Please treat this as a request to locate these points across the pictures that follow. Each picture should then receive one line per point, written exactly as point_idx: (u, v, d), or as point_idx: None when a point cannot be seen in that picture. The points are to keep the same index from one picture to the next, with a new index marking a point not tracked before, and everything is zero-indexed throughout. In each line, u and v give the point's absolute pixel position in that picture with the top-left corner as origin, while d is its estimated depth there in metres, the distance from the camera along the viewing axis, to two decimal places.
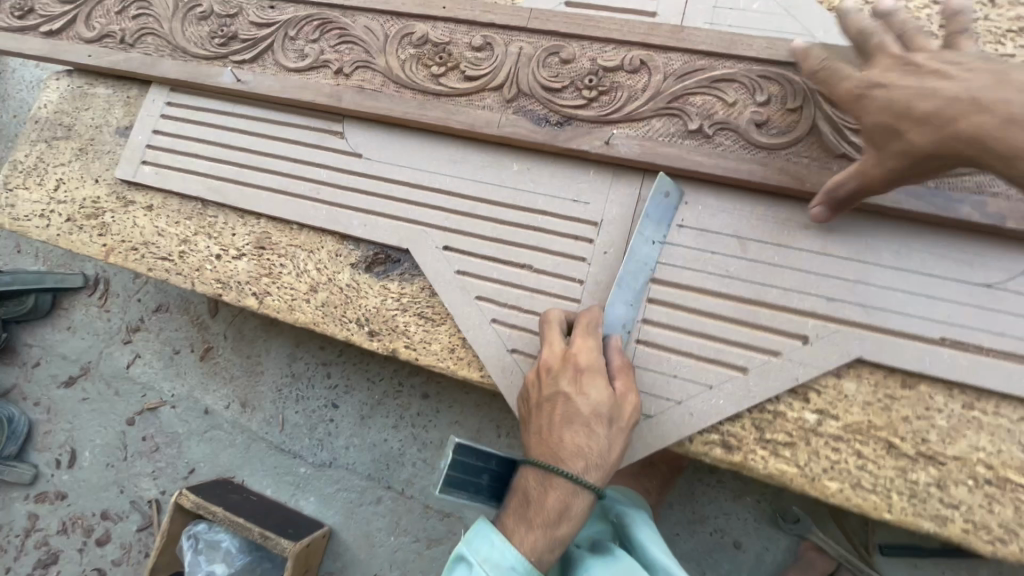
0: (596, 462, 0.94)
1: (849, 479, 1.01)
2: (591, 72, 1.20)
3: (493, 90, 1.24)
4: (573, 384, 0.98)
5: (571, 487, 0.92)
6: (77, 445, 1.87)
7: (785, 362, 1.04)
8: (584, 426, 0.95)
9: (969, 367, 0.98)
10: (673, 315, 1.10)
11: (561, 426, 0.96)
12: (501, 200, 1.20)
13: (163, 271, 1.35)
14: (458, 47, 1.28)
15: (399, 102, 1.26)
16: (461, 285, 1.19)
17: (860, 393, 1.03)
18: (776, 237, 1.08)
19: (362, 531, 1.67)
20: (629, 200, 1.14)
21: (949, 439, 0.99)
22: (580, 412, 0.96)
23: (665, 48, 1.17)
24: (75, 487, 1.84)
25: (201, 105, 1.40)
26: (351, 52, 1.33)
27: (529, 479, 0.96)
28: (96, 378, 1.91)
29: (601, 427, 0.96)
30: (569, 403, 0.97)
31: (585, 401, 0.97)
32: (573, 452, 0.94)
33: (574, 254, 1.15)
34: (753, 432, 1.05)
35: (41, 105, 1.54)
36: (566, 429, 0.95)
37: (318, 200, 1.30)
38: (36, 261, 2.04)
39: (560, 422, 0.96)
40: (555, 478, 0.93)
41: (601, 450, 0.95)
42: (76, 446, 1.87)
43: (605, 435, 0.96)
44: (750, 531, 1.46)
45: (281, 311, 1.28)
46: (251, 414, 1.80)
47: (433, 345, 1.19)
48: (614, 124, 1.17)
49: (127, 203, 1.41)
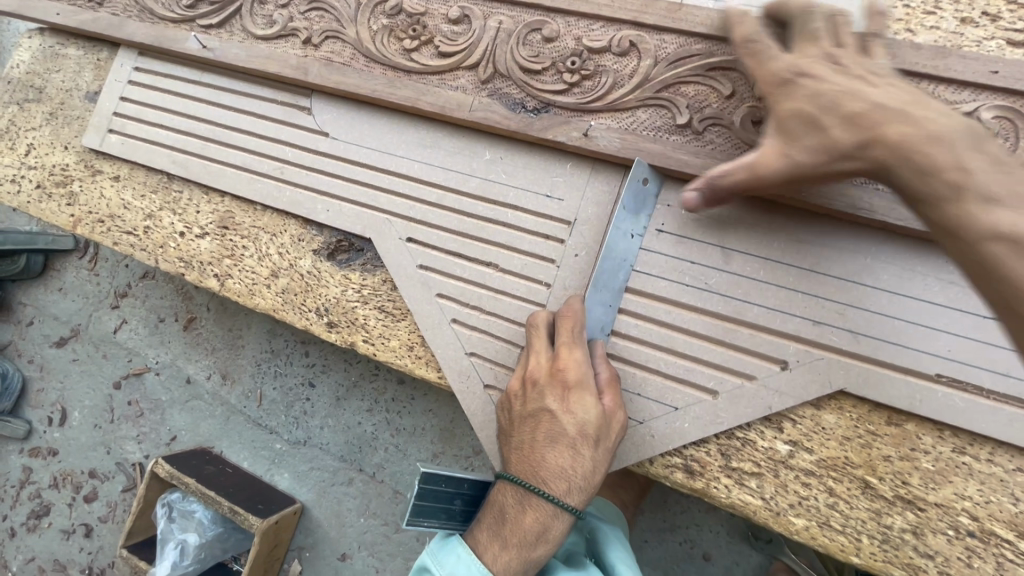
0: (580, 485, 0.88)
1: (817, 516, 0.93)
2: (575, 54, 1.09)
3: (467, 69, 1.15)
4: (560, 402, 0.91)
5: (553, 509, 0.87)
6: (67, 404, 1.88)
7: (760, 389, 0.96)
8: (568, 447, 0.88)
9: (963, 409, 0.89)
10: (642, 328, 1.01)
11: (544, 446, 0.90)
12: (469, 190, 1.12)
13: (128, 246, 1.30)
14: (434, 19, 1.18)
15: (367, 77, 1.18)
16: (422, 281, 1.13)
17: (839, 426, 0.95)
18: (763, 250, 0.98)
19: (333, 511, 1.64)
20: (606, 199, 1.05)
21: (933, 484, 0.91)
22: (565, 431, 0.89)
23: (659, 27, 1.04)
24: (65, 444, 1.86)
25: (168, 72, 1.34)
26: (321, 20, 1.25)
27: (507, 495, 0.91)
28: (86, 340, 1.90)
29: (587, 448, 0.89)
30: (554, 422, 0.90)
31: (571, 420, 0.89)
32: (555, 474, 0.88)
33: (543, 254, 1.07)
34: (718, 459, 0.98)
35: (14, 65, 1.49)
36: (549, 449, 0.89)
37: (283, 181, 1.23)
38: (30, 219, 2.01)
39: (543, 441, 0.90)
40: (535, 500, 0.88)
41: (586, 473, 0.89)
42: (67, 406, 1.88)
43: (591, 456, 0.89)
44: (721, 545, 1.40)
45: (242, 295, 1.23)
46: (230, 386, 1.78)
47: (391, 341, 1.13)
48: (593, 113, 1.07)
49: (95, 172, 1.37)
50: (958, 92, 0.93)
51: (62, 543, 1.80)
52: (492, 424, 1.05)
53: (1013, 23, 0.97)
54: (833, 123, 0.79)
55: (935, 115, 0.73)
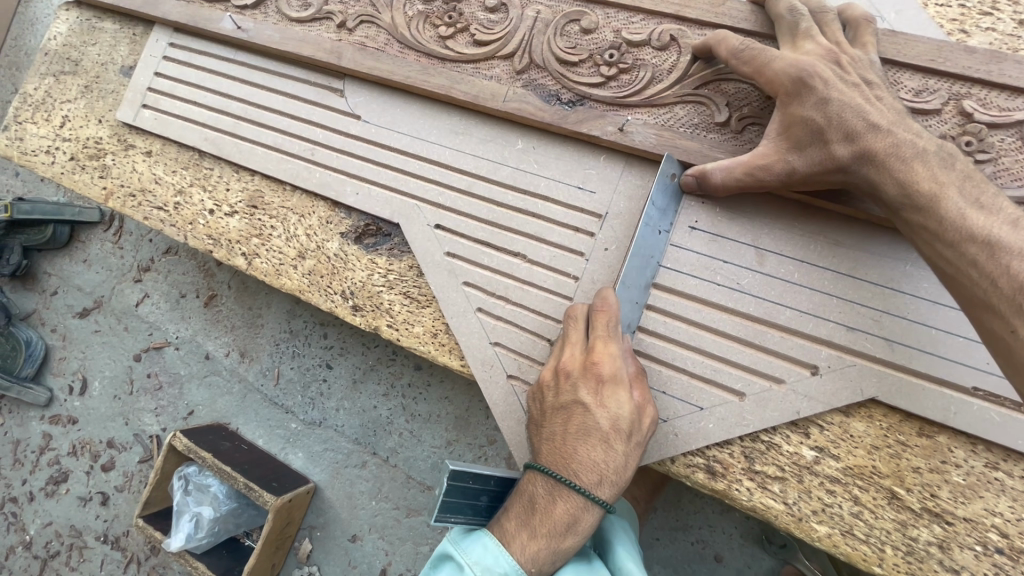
0: (610, 478, 0.88)
1: (840, 525, 0.92)
2: (614, 46, 1.07)
3: (502, 60, 1.14)
4: (594, 395, 0.90)
5: (583, 501, 0.87)
6: (89, 374, 1.91)
7: (788, 393, 0.95)
8: (601, 442, 0.88)
9: (1000, 424, 0.87)
10: (669, 325, 1.00)
11: (576, 440, 0.89)
12: (501, 178, 1.11)
13: (157, 220, 1.32)
14: (470, 7, 1.17)
15: (401, 63, 1.18)
16: (450, 268, 1.12)
17: (868, 435, 0.93)
18: (799, 252, 0.96)
19: (344, 493, 1.66)
20: (639, 194, 1.03)
21: (962, 499, 0.89)
22: (598, 426, 0.89)
23: (700, 23, 1.03)
24: (84, 414, 1.90)
25: (202, 49, 1.35)
26: (356, 5, 1.25)
27: (537, 485, 0.90)
28: (108, 312, 1.93)
29: (620, 443, 0.88)
30: (586, 416, 0.89)
31: (605, 415, 0.89)
32: (586, 467, 0.88)
33: (571, 247, 1.06)
34: (742, 461, 0.97)
35: (51, 37, 1.51)
36: (581, 443, 0.89)
37: (314, 162, 1.23)
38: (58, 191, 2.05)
39: (575, 434, 0.90)
40: (566, 491, 0.87)
41: (618, 467, 0.88)
42: (88, 375, 1.91)
43: (622, 451, 0.89)
44: (733, 547, 1.39)
45: (268, 275, 1.24)
46: (249, 363, 1.80)
47: (416, 327, 1.13)
48: (630, 108, 1.05)
49: (127, 147, 1.38)
50: (1013, 98, 0.90)
51: (78, 510, 1.84)
52: (514, 415, 1.05)
53: None
54: (842, 142, 0.83)
55: (947, 152, 0.81)
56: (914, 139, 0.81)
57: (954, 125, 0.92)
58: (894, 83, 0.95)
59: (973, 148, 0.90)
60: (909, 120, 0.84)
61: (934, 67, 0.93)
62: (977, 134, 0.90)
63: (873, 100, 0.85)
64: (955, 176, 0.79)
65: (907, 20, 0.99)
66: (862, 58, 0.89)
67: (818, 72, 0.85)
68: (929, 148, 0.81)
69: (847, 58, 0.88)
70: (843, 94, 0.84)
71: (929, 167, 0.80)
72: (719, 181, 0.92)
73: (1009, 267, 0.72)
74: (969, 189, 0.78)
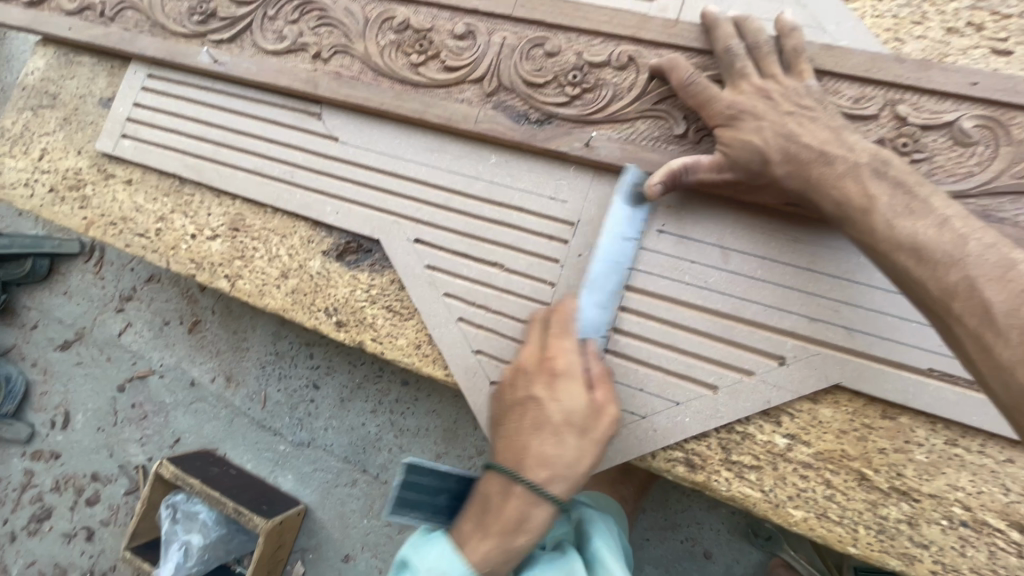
0: (562, 474, 0.89)
1: (815, 508, 0.96)
2: (576, 68, 1.13)
3: (473, 82, 1.19)
4: (547, 389, 0.93)
5: (532, 497, 0.88)
6: (71, 407, 1.89)
7: (758, 383, 0.99)
8: (553, 434, 0.90)
9: (956, 402, 0.92)
10: (643, 325, 1.05)
11: (530, 434, 0.91)
12: (474, 193, 1.15)
13: (140, 247, 1.34)
14: (440, 35, 1.22)
15: (375, 91, 1.22)
16: (430, 281, 1.16)
17: (835, 420, 0.98)
18: (760, 249, 1.01)
19: (336, 513, 1.65)
20: (608, 201, 1.09)
21: (926, 476, 0.94)
22: (552, 419, 0.91)
23: (656, 43, 1.10)
24: (68, 447, 1.86)
25: (180, 80, 1.38)
26: (330, 36, 1.28)
27: (492, 485, 0.91)
28: (90, 343, 1.92)
29: (571, 436, 0.90)
30: (540, 410, 0.92)
31: (558, 408, 0.91)
32: (539, 461, 0.89)
33: (547, 255, 1.10)
34: (719, 453, 1.00)
35: (29, 73, 1.53)
36: (535, 437, 0.91)
37: (293, 183, 1.27)
38: (35, 225, 2.04)
39: (530, 428, 0.92)
40: (518, 489, 0.88)
41: (570, 462, 0.90)
42: (70, 408, 1.89)
43: (574, 445, 0.91)
44: (721, 542, 1.42)
45: (252, 296, 1.26)
46: (235, 388, 1.80)
47: (399, 339, 1.16)
48: (594, 124, 1.11)
49: (108, 176, 1.40)
50: (942, 101, 0.98)
51: (63, 547, 1.80)
52: None
53: (996, 33, 1.03)
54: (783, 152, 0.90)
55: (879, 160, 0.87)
56: (847, 152, 0.89)
57: (891, 129, 0.99)
58: (834, 92, 1.02)
59: (908, 149, 0.98)
60: (844, 135, 0.91)
61: (870, 76, 1.00)
62: (912, 135, 0.98)
63: (808, 122, 0.93)
64: (887, 184, 0.85)
65: (846, 32, 1.06)
66: (798, 88, 0.97)
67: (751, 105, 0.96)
68: (861, 158, 0.88)
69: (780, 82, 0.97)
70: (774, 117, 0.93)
71: (860, 180, 0.86)
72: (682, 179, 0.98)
73: (934, 272, 0.77)
74: (904, 190, 0.84)
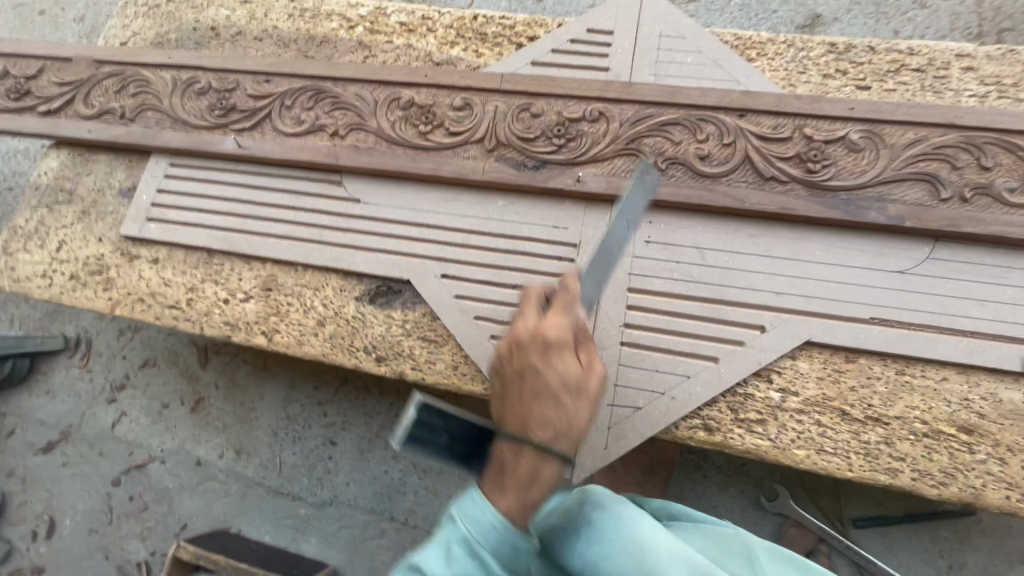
0: (562, 433, 0.90)
1: (813, 445, 1.17)
2: (559, 123, 1.41)
3: (475, 143, 1.43)
4: (541, 357, 0.93)
5: (539, 455, 0.89)
6: (56, 513, 1.91)
7: (749, 350, 1.22)
8: (552, 399, 0.91)
9: (897, 339, 1.18)
10: (649, 318, 1.26)
11: (532, 402, 0.92)
12: (489, 231, 1.36)
13: (172, 318, 1.43)
14: (441, 108, 1.46)
15: (392, 157, 1.43)
16: (460, 307, 1.33)
17: (812, 370, 1.21)
18: (728, 245, 1.28)
19: (369, 567, 1.72)
20: (602, 223, 1.33)
21: (889, 402, 1.17)
22: (548, 385, 0.92)
23: (619, 100, 1.40)
24: (48, 560, 1.87)
25: (202, 166, 1.53)
26: (345, 116, 1.50)
27: (503, 450, 0.92)
28: (79, 441, 1.98)
29: (567, 398, 0.91)
30: (537, 378, 0.92)
31: (554, 374, 0.92)
32: (539, 423, 0.90)
33: (559, 273, 1.31)
34: (729, 414, 1.21)
35: (42, 174, 1.63)
36: (536, 403, 0.92)
37: (322, 243, 1.42)
38: (28, 328, 2.15)
39: (531, 397, 0.92)
40: (523, 446, 0.90)
41: (570, 421, 0.91)
42: (55, 515, 1.91)
43: (571, 405, 0.92)
44: (738, 519, 1.58)
45: (291, 346, 1.37)
46: (244, 461, 1.87)
47: (437, 364, 1.32)
48: (580, 166, 1.37)
49: (132, 257, 1.49)
50: (834, 123, 1.31)
51: None
52: None
53: (857, 75, 1.42)
54: None
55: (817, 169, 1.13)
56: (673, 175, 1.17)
57: (804, 144, 1.30)
58: (757, 123, 1.33)
59: (820, 158, 1.29)
60: None
61: (781, 110, 1.32)
62: (820, 148, 1.29)
63: None
64: None
65: (755, 81, 1.40)
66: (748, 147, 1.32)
67: (708, 150, 1.33)
68: None
69: (715, 126, 1.35)
70: (715, 164, 1.32)
71: None
72: (660, 198, 1.31)
73: None
74: None
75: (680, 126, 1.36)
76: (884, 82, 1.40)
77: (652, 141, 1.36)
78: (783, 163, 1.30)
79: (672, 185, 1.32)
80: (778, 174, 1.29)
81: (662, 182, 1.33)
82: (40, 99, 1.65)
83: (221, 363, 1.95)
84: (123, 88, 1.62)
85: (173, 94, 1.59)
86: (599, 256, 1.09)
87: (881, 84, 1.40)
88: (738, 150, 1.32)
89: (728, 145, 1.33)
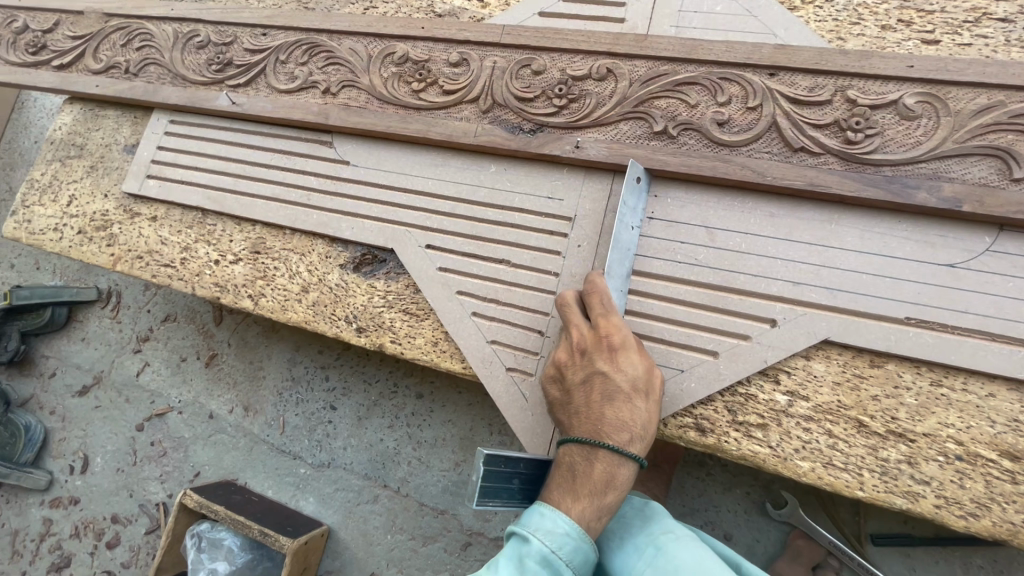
0: (639, 433, 0.97)
1: (821, 458, 1.03)
2: (561, 82, 1.27)
3: (470, 103, 1.31)
4: (610, 362, 1.02)
5: (616, 458, 0.95)
6: (89, 452, 2.04)
7: (754, 345, 1.08)
8: (626, 400, 0.99)
9: (935, 344, 1.01)
10: (645, 303, 1.14)
11: (602, 404, 0.99)
12: (478, 200, 1.26)
13: (166, 277, 1.43)
14: (437, 64, 1.35)
15: (382, 116, 1.34)
16: (443, 281, 1.25)
17: (828, 373, 1.06)
18: (741, 226, 1.12)
19: (360, 531, 1.73)
20: (601, 195, 1.19)
21: (918, 417, 1.01)
22: (620, 388, 1.00)
23: (630, 55, 1.24)
24: (87, 492, 2.00)
25: (199, 123, 1.50)
26: (338, 73, 1.42)
27: (573, 456, 0.98)
28: (106, 386, 2.09)
29: (640, 400, 1.00)
30: (607, 381, 1.00)
31: (623, 377, 1.00)
32: (616, 426, 0.97)
33: (550, 248, 1.20)
34: (726, 415, 1.08)
35: (57, 128, 1.66)
36: (607, 406, 0.99)
37: (309, 206, 1.37)
38: (65, 278, 2.27)
39: (601, 399, 0.99)
40: (601, 451, 0.95)
41: (643, 421, 0.99)
42: (88, 453, 2.03)
43: (642, 407, 1.00)
44: (740, 523, 1.46)
45: (275, 311, 1.35)
46: (251, 417, 1.91)
47: (417, 339, 1.25)
48: (582, 130, 1.23)
49: (134, 215, 1.50)
50: (885, 84, 1.10)
51: None
52: (518, 404, 1.16)
53: (923, 26, 1.18)
54: None
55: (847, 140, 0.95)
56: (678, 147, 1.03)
57: (844, 110, 1.11)
58: (790, 84, 1.15)
59: (862, 126, 1.09)
60: None
61: (820, 68, 1.13)
62: (863, 114, 1.09)
63: None
64: None
65: (795, 35, 1.19)
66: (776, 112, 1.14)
67: (728, 115, 1.16)
68: None
69: (739, 86, 1.17)
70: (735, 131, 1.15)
71: None
72: (667, 168, 1.16)
73: None
74: None
75: (699, 86, 1.19)
76: (958, 35, 1.16)
77: (665, 103, 1.20)
78: (816, 131, 1.11)
79: (683, 153, 1.16)
80: (809, 144, 1.11)
81: (672, 150, 1.17)
82: (54, 53, 1.66)
83: (233, 321, 1.99)
84: (129, 42, 1.61)
85: (174, 48, 1.56)
86: (619, 249, 1.12)
87: (953, 37, 1.16)
88: (764, 114, 1.14)
89: (752, 108, 1.15)
